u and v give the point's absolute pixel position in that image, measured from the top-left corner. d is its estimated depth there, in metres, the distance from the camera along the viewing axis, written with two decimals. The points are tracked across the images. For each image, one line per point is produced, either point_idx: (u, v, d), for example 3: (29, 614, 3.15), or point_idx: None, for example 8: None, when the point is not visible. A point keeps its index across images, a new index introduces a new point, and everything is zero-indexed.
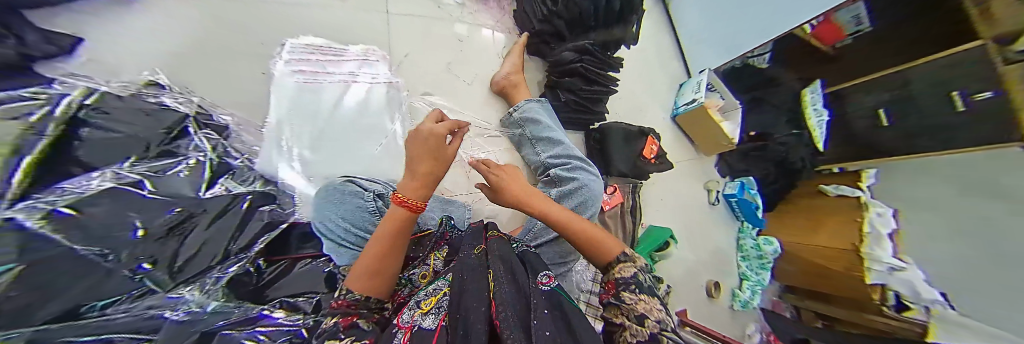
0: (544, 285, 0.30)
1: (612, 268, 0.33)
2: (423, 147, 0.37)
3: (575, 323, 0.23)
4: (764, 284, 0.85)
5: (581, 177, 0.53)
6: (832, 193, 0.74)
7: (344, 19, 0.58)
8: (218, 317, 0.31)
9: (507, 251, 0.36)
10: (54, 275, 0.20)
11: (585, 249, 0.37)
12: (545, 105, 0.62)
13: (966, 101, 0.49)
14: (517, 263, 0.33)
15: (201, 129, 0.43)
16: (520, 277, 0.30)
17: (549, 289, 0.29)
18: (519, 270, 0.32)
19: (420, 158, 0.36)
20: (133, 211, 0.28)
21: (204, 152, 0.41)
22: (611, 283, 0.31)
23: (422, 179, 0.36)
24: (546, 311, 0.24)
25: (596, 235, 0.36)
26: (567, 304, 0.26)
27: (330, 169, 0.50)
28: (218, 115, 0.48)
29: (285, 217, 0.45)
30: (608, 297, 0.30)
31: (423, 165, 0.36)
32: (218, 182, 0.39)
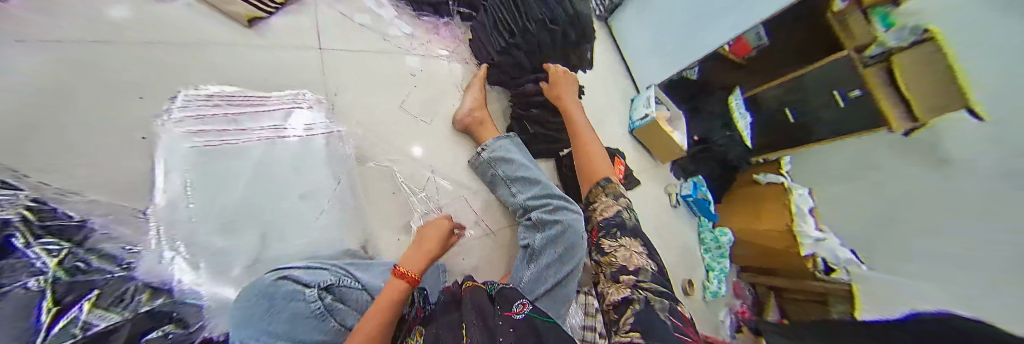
0: (516, 313, 0.33)
1: (600, 207, 0.49)
2: (429, 236, 0.46)
3: (542, 334, 0.28)
4: (726, 272, 0.92)
5: (564, 217, 0.51)
6: (762, 180, 0.88)
7: (270, 61, 0.50)
8: None
9: (478, 294, 0.38)
10: None
11: (586, 170, 0.56)
12: (516, 140, 0.60)
13: (845, 98, 0.67)
14: (486, 302, 0.35)
15: (38, 239, 0.25)
16: (490, 318, 0.32)
17: (523, 316, 0.32)
18: (488, 310, 0.34)
19: (415, 247, 0.45)
20: None
21: (43, 273, 0.24)
22: (595, 228, 0.47)
23: (422, 254, 0.44)
24: (512, 331, 0.28)
25: (597, 165, 0.56)
26: (541, 324, 0.29)
27: (257, 253, 0.40)
28: (59, 210, 0.30)
29: (191, 337, 0.31)
30: (596, 237, 0.46)
31: (426, 244, 0.45)
32: (68, 316, 0.23)
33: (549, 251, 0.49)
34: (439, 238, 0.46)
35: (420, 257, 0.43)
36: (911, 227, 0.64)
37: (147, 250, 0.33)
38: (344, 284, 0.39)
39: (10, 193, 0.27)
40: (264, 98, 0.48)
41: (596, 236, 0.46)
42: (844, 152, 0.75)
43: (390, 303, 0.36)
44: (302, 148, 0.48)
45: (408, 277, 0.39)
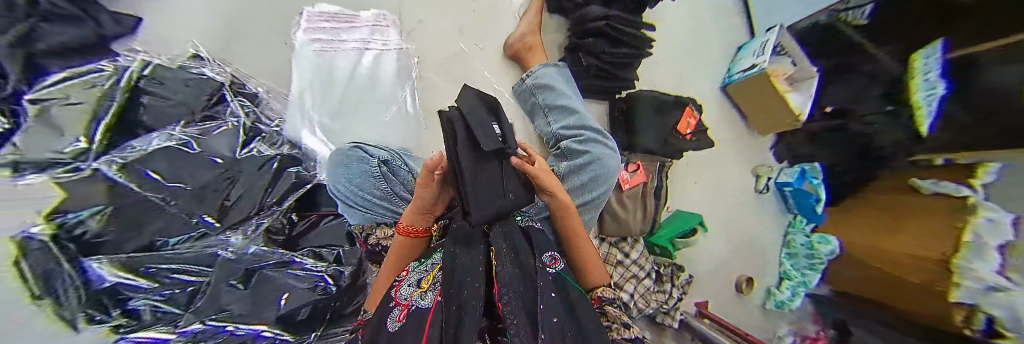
0: (552, 267, 0.34)
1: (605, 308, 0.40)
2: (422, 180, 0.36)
3: (580, 315, 0.28)
4: (809, 286, 0.73)
5: (594, 150, 0.57)
6: (928, 190, 0.53)
7: None
8: (257, 259, 0.39)
9: (510, 223, 0.38)
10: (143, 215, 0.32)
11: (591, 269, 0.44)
12: (561, 70, 0.67)
13: None
14: (518, 238, 0.36)
15: (236, 96, 0.50)
16: (526, 260, 0.33)
17: (555, 272, 0.33)
18: (522, 246, 0.35)
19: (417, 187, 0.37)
20: (185, 169, 0.36)
21: (238, 117, 0.48)
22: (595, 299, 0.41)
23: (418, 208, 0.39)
24: (552, 294, 0.28)
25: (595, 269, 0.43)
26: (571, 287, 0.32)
27: (346, 135, 0.56)
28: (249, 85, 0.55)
29: (309, 180, 0.52)
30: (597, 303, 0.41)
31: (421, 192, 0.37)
32: (252, 143, 0.47)
33: (574, 179, 0.54)
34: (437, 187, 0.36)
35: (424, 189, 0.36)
36: None
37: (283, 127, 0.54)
38: (398, 163, 0.50)
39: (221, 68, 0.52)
40: (355, 18, 0.59)
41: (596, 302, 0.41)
42: None
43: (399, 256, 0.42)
44: (376, 59, 0.59)
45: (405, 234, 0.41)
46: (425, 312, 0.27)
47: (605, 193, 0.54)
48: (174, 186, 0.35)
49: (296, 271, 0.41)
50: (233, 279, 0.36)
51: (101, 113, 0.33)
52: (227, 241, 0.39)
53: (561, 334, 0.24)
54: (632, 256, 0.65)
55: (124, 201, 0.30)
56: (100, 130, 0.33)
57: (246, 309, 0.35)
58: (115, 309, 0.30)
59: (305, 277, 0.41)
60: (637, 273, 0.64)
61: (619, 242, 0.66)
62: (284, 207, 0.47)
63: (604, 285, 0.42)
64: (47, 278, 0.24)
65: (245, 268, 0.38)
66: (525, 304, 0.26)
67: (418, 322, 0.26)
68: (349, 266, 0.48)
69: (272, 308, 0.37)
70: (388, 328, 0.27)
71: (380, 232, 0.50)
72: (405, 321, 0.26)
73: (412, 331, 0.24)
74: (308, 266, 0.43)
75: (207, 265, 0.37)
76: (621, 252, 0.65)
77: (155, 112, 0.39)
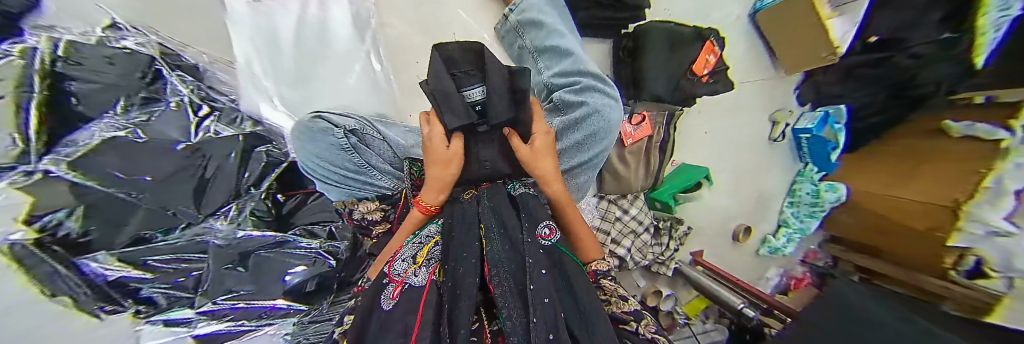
0: (544, 239, 0.30)
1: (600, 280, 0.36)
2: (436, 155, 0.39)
3: (576, 288, 0.27)
4: (805, 233, 0.76)
5: (593, 101, 0.50)
6: (959, 132, 0.48)
7: None
8: (251, 243, 0.38)
9: (500, 195, 0.36)
10: (117, 212, 0.29)
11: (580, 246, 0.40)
12: (552, 1, 0.56)
13: None
14: (507, 209, 0.33)
15: (173, 71, 0.42)
16: (514, 233, 0.30)
17: (549, 245, 0.30)
18: (510, 216, 0.32)
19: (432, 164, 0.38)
20: (133, 162, 0.30)
21: (182, 95, 0.40)
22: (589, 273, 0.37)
23: (438, 187, 0.38)
24: (544, 271, 0.27)
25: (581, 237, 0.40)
26: (568, 260, 0.30)
27: (311, 104, 0.55)
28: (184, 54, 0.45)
29: (282, 159, 0.48)
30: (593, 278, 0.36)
31: (435, 170, 0.38)
32: (206, 122, 0.40)
33: (571, 135, 0.49)
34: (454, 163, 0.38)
35: (440, 166, 0.38)
36: None
37: (240, 99, 0.48)
38: (366, 132, 0.53)
39: (146, 39, 0.41)
40: None
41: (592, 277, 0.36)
42: None
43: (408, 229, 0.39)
44: (320, 19, 0.56)
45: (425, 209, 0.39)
46: (418, 292, 0.26)
47: (607, 147, 0.50)
48: (140, 179, 0.30)
49: (292, 250, 0.40)
50: (231, 264, 0.35)
51: (26, 101, 0.25)
52: (214, 228, 0.36)
53: (554, 318, 0.24)
54: (631, 212, 0.64)
55: (96, 197, 0.27)
56: (33, 126, 0.25)
57: (253, 287, 0.36)
58: (126, 301, 0.28)
59: (302, 254, 0.40)
60: (636, 228, 0.65)
61: (619, 199, 0.65)
62: (264, 189, 0.44)
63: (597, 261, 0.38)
64: (53, 282, 0.22)
65: (240, 252, 0.37)
66: (515, 284, 0.27)
67: (411, 304, 0.25)
68: (343, 240, 0.47)
69: (278, 285, 0.37)
70: (378, 306, 0.26)
71: (363, 206, 0.55)
72: (397, 301, 0.25)
73: (404, 316, 0.24)
74: (304, 245, 0.42)
75: (203, 252, 0.35)
76: (621, 209, 0.64)
77: (89, 100, 0.31)
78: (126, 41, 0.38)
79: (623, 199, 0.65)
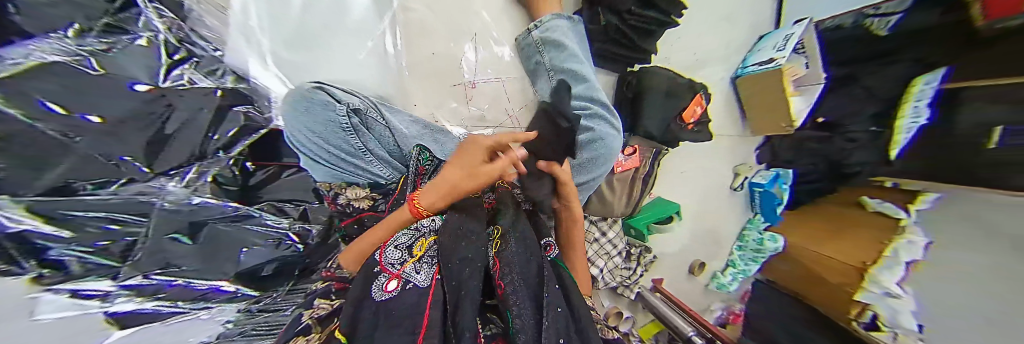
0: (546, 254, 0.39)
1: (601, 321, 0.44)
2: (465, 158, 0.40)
3: (572, 296, 0.33)
4: (747, 275, 0.84)
5: (600, 129, 0.53)
6: (873, 208, 0.60)
7: None
8: (207, 210, 0.34)
9: (518, 214, 0.42)
10: (43, 150, 0.22)
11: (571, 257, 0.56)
12: (576, 26, 0.59)
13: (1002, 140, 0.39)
14: (526, 227, 0.39)
15: (151, 2, 0.39)
16: (529, 243, 0.36)
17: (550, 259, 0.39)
18: (531, 235, 0.38)
19: (453, 168, 0.39)
20: (77, 98, 0.25)
21: (156, 32, 0.37)
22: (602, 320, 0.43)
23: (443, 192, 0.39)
24: (555, 284, 0.32)
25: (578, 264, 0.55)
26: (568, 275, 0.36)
27: (309, 71, 0.52)
28: None
29: (264, 123, 0.47)
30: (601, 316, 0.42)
31: (450, 175, 0.39)
32: (178, 70, 0.37)
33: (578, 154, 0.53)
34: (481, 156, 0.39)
35: (456, 173, 0.39)
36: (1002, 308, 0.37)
37: (224, 52, 0.46)
38: (370, 113, 0.50)
39: None
40: None
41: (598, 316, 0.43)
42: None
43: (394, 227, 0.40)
44: None
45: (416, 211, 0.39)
46: (421, 290, 0.28)
47: (604, 173, 0.56)
48: (81, 118, 0.25)
49: (256, 227, 0.38)
50: (176, 233, 0.31)
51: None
52: (165, 190, 0.32)
53: (565, 323, 0.28)
54: (608, 235, 0.69)
55: (10, 129, 0.19)
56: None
57: (197, 264, 0.31)
58: (29, 263, 0.22)
59: (267, 234, 0.38)
60: (610, 251, 0.69)
61: (599, 221, 0.70)
62: (234, 154, 0.41)
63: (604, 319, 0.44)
64: None
65: (192, 221, 0.32)
66: (527, 286, 0.31)
67: (419, 298, 0.27)
68: (316, 224, 0.46)
69: (231, 261, 0.34)
70: (373, 296, 0.29)
71: (350, 193, 0.50)
72: (401, 291, 0.28)
73: (410, 313, 0.26)
74: (269, 222, 0.40)
75: (144, 214, 0.29)
76: (600, 231, 0.69)
77: (36, 10, 0.26)
78: None
79: (603, 221, 0.69)
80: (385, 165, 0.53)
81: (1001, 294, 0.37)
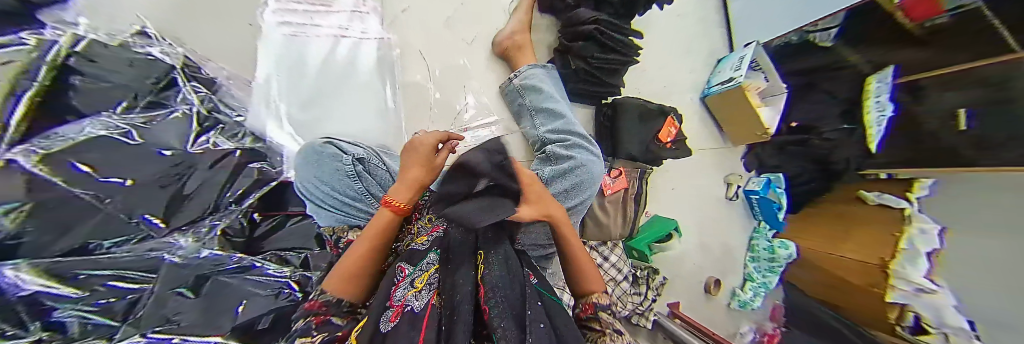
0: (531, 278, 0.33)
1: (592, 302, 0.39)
2: (417, 155, 0.41)
3: (560, 319, 0.28)
4: (768, 288, 0.80)
5: (580, 156, 0.57)
6: (873, 201, 0.63)
7: None
8: (210, 262, 0.36)
9: (499, 233, 0.38)
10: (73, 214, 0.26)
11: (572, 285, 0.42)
12: (549, 72, 0.68)
13: None
14: (512, 248, 0.35)
15: (189, 82, 0.45)
16: (513, 261, 0.33)
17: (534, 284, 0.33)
18: (513, 255, 0.34)
19: (412, 165, 0.40)
20: (111, 163, 0.30)
21: (192, 105, 0.43)
22: (589, 305, 0.38)
23: (410, 185, 0.40)
24: (538, 303, 0.28)
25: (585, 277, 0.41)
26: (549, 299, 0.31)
27: (318, 127, 0.55)
28: (205, 68, 0.50)
29: (275, 176, 0.50)
30: (586, 313, 0.38)
31: (415, 172, 0.40)
32: (206, 136, 0.42)
33: (557, 184, 0.53)
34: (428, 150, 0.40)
35: (419, 169, 0.40)
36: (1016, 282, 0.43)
37: (246, 118, 0.51)
38: (372, 160, 0.48)
39: (174, 49, 0.46)
40: (328, 9, 0.56)
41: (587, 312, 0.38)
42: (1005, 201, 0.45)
43: (379, 233, 0.37)
44: (353, 47, 0.58)
45: (394, 207, 0.38)
46: (418, 316, 0.25)
47: (591, 196, 0.55)
48: (109, 180, 0.29)
49: (256, 277, 0.38)
50: (181, 287, 0.31)
51: (21, 89, 0.25)
52: (175, 245, 0.35)
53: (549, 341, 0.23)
54: (611, 259, 0.64)
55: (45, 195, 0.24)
56: (18, 115, 0.24)
57: (196, 320, 0.29)
58: (34, 324, 0.24)
59: (267, 284, 0.38)
60: (615, 276, 0.63)
61: (599, 246, 0.66)
62: (245, 207, 0.44)
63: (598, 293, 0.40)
64: None
65: (197, 275, 0.34)
66: (513, 310, 0.26)
67: (412, 324, 0.24)
68: (316, 270, 0.46)
69: (229, 316, 0.32)
70: (380, 330, 0.24)
71: None
72: (397, 322, 0.25)
73: (408, 332, 0.23)
74: (269, 272, 0.40)
75: (150, 271, 0.31)
76: (602, 255, 0.64)
77: (88, 94, 0.32)
78: (151, 49, 0.42)
79: (604, 246, 0.66)
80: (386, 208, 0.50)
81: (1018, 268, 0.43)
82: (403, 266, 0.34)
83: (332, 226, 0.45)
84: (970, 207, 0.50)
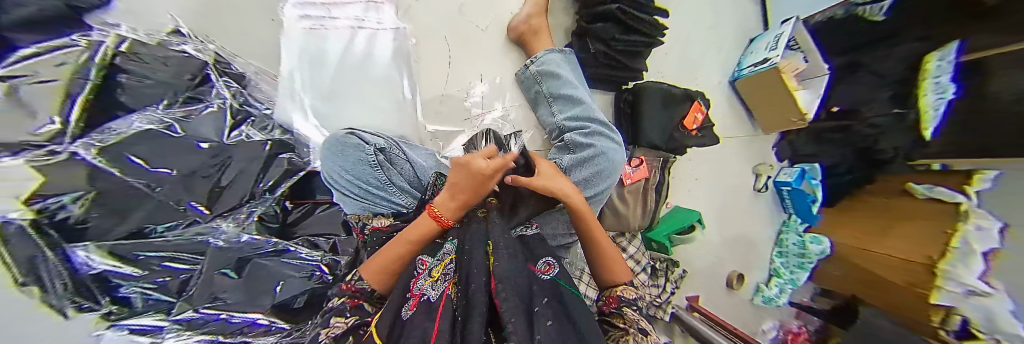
0: (545, 273, 0.33)
1: (615, 288, 0.41)
2: (467, 177, 0.37)
3: (577, 315, 0.27)
4: (796, 285, 0.76)
5: (601, 144, 0.55)
6: (921, 195, 0.57)
7: None
8: (248, 248, 0.39)
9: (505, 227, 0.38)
10: (130, 201, 0.31)
11: (599, 273, 0.44)
12: (567, 57, 0.65)
13: None
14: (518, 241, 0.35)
15: (222, 76, 0.47)
16: (518, 258, 0.32)
17: (549, 278, 0.32)
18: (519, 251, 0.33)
19: (463, 189, 0.37)
20: (155, 155, 0.32)
21: (225, 98, 0.45)
22: (613, 298, 0.39)
23: (457, 203, 0.38)
24: (546, 298, 0.28)
25: (615, 267, 0.42)
26: (567, 293, 0.30)
27: (342, 120, 0.55)
28: (234, 64, 0.51)
29: (302, 166, 0.49)
30: (610, 307, 0.39)
31: (462, 195, 0.38)
32: (240, 127, 0.44)
33: (579, 172, 0.53)
34: (480, 178, 0.36)
35: (468, 192, 0.38)
36: None
37: (274, 110, 0.52)
38: (393, 150, 0.50)
39: (203, 46, 0.47)
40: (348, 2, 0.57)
41: (610, 305, 0.39)
42: None
43: (414, 242, 0.37)
44: (369, 40, 0.57)
45: (439, 219, 0.38)
46: (434, 304, 0.26)
47: (611, 185, 0.54)
48: (158, 171, 0.32)
49: (290, 260, 0.41)
50: (225, 268, 0.36)
51: (76, 89, 0.30)
52: (218, 230, 0.38)
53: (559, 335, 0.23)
54: (629, 251, 0.64)
55: (98, 183, 0.27)
56: (75, 110, 0.29)
57: (240, 297, 0.35)
58: (104, 298, 0.30)
59: (301, 266, 0.41)
60: (634, 267, 0.63)
61: (618, 236, 0.65)
62: (276, 195, 0.45)
63: (625, 284, 0.41)
64: None
65: (239, 257, 0.37)
66: (522, 303, 0.26)
67: (428, 313, 0.25)
68: (344, 255, 0.47)
69: (269, 294, 0.37)
70: (400, 317, 0.27)
71: (376, 222, 0.45)
72: (415, 310, 0.26)
73: (423, 322, 0.24)
74: (302, 256, 0.43)
75: (199, 252, 0.36)
76: (620, 246, 0.64)
77: (134, 92, 0.35)
78: (186, 46, 0.43)
79: (623, 236, 0.65)
80: (407, 196, 0.50)
81: None
82: (424, 259, 0.36)
83: (357, 212, 0.46)
84: None
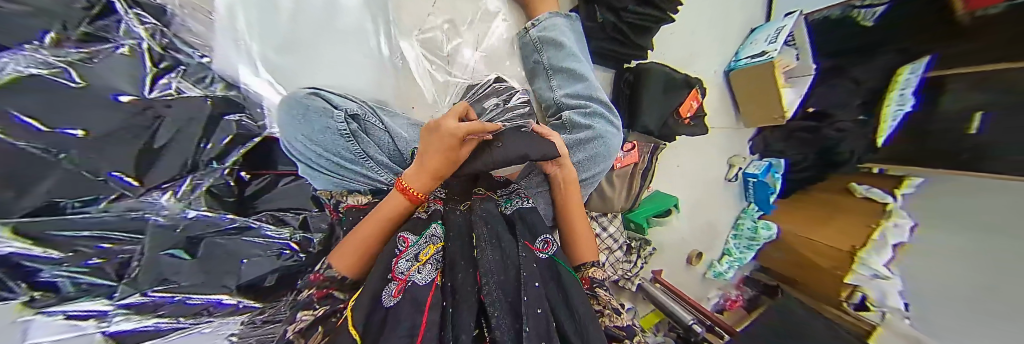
0: (541, 252, 0.34)
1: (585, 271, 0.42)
2: (439, 141, 0.34)
3: (571, 294, 0.30)
4: (743, 262, 0.85)
5: (600, 127, 0.53)
6: (860, 193, 0.67)
7: None
8: (200, 226, 0.31)
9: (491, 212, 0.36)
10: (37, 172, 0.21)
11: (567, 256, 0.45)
12: (571, 24, 0.59)
13: None
14: (503, 227, 0.34)
15: (132, 8, 0.37)
16: (505, 245, 0.32)
17: (546, 257, 0.33)
18: (506, 235, 0.33)
19: (430, 153, 0.35)
20: (79, 114, 0.24)
21: (140, 39, 0.35)
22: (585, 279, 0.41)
23: (427, 175, 0.37)
24: (536, 284, 0.29)
25: (578, 251, 0.44)
26: (565, 272, 0.32)
27: (301, 76, 0.48)
28: None
29: (257, 132, 0.43)
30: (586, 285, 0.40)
31: (433, 161, 0.35)
32: (165, 79, 0.35)
33: (577, 153, 0.52)
34: (448, 141, 0.33)
35: (439, 159, 0.35)
36: (990, 277, 0.46)
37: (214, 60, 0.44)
38: (369, 118, 0.45)
39: None
40: None
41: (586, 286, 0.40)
42: (988, 207, 0.48)
43: (390, 218, 0.37)
44: None
45: (408, 194, 0.37)
46: (421, 292, 0.25)
47: (604, 170, 0.54)
48: (63, 133, 0.22)
49: (255, 238, 0.35)
50: (173, 248, 0.29)
51: None
52: (157, 204, 0.29)
53: (545, 327, 0.25)
54: (610, 230, 0.67)
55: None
56: None
57: (196, 277, 0.29)
58: (18, 285, 0.22)
59: (268, 245, 0.35)
60: (611, 245, 0.66)
61: (600, 217, 0.67)
62: (228, 164, 0.39)
63: (591, 264, 0.43)
64: None
65: (189, 236, 0.30)
66: (505, 295, 0.28)
67: (416, 305, 0.24)
68: (317, 232, 0.42)
69: (233, 273, 0.31)
70: (382, 303, 0.26)
71: (352, 200, 0.44)
72: (401, 298, 0.25)
73: (411, 314, 0.23)
74: (269, 233, 0.37)
75: (134, 231, 0.27)
76: (601, 226, 0.67)
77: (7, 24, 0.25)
78: None
79: (605, 217, 0.67)
80: (386, 170, 0.46)
81: (996, 262, 0.46)
82: (405, 236, 0.33)
83: (327, 188, 0.44)
84: (955, 204, 0.53)
